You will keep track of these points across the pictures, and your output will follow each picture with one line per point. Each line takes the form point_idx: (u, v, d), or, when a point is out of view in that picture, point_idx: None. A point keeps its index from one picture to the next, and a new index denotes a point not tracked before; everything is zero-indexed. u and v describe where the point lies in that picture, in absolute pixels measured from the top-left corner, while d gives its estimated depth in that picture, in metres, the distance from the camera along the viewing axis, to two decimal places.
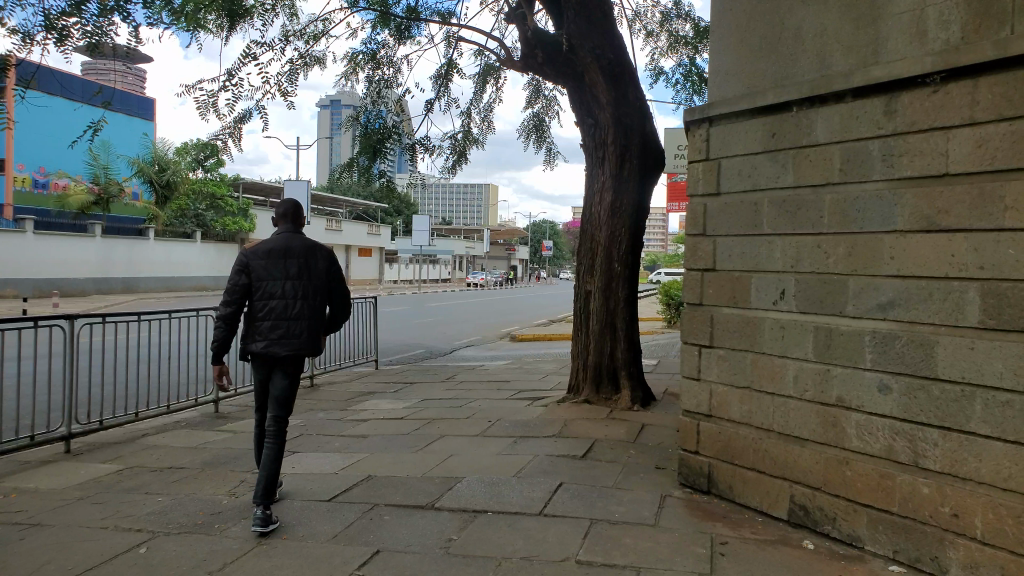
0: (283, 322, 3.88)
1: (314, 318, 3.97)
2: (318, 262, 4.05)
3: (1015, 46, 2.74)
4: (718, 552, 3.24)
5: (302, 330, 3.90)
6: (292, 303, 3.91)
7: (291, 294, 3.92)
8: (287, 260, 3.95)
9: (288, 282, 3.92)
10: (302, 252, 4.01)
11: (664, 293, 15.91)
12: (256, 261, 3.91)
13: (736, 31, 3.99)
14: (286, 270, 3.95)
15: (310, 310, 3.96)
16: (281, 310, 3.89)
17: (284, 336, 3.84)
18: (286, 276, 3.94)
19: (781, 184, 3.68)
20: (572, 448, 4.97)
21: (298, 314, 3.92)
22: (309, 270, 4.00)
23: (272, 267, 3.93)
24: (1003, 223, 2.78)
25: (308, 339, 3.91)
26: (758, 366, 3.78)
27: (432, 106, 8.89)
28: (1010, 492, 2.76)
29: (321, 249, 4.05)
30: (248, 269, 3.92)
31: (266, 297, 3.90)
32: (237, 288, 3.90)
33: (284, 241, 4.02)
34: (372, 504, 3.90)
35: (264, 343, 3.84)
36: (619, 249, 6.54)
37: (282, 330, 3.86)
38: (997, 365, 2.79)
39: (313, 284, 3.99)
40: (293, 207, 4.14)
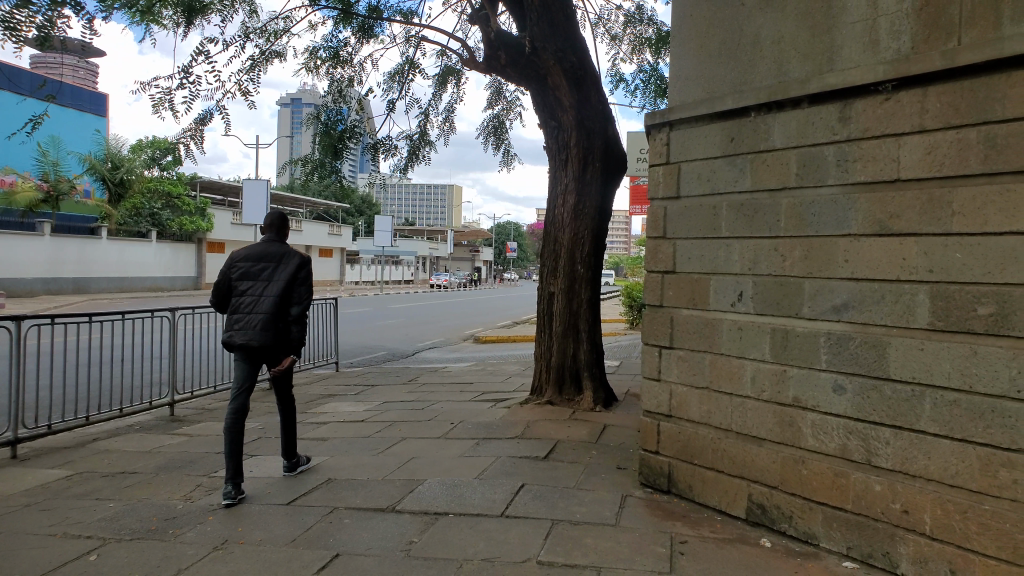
0: (246, 316, 4.21)
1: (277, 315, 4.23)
2: (289, 265, 4.33)
3: (961, 57, 2.82)
4: (678, 551, 3.28)
5: (262, 326, 4.20)
6: (255, 300, 4.23)
7: (256, 292, 4.25)
8: (259, 263, 4.31)
9: (254, 281, 4.27)
10: (276, 256, 4.35)
11: (625, 296, 16.12)
12: (233, 262, 4.33)
13: (696, 37, 4.04)
14: (258, 272, 4.31)
15: (273, 307, 4.22)
16: (247, 306, 4.23)
17: (243, 329, 4.18)
18: (257, 277, 4.30)
19: (739, 188, 3.74)
20: (534, 450, 4.99)
21: (261, 310, 4.22)
22: (279, 271, 4.31)
23: (247, 269, 4.33)
24: (950, 228, 2.87)
25: (265, 333, 4.18)
26: (716, 367, 3.84)
27: (394, 106, 8.83)
28: (957, 488, 2.85)
29: (292, 253, 4.32)
30: (228, 270, 4.36)
31: (237, 294, 4.29)
32: (219, 286, 4.36)
33: (264, 248, 4.40)
34: (330, 507, 3.87)
35: (228, 334, 4.21)
36: (582, 252, 6.57)
37: (243, 323, 4.20)
38: (945, 365, 2.87)
39: (278, 284, 4.27)
40: (277, 216, 4.49)
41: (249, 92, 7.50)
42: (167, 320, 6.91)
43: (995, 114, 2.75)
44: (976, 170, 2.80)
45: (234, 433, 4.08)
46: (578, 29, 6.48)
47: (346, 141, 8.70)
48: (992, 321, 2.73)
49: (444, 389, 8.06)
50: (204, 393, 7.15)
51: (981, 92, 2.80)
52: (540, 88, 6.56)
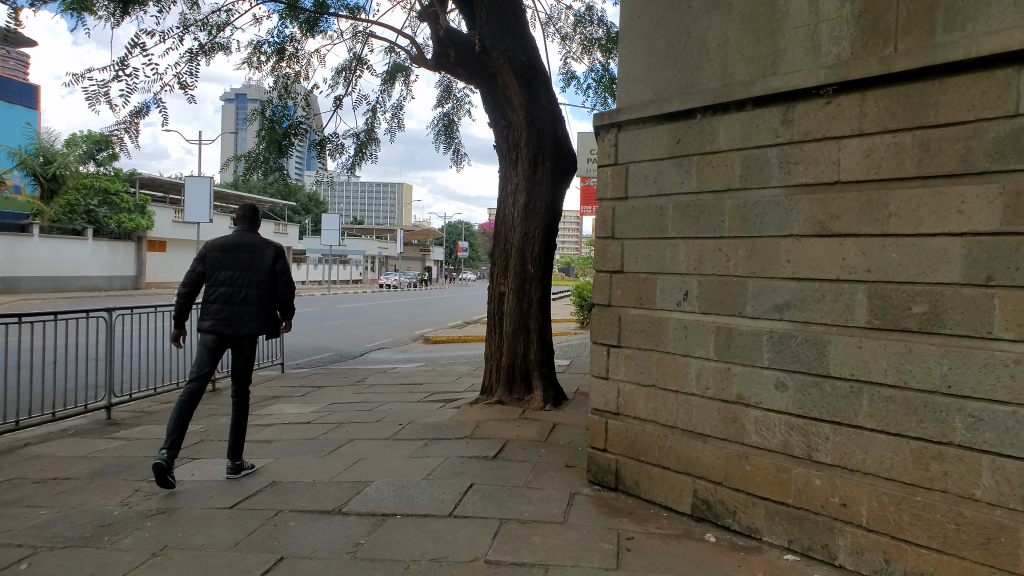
0: (229, 306, 4.56)
1: (258, 304, 4.62)
2: (266, 256, 4.70)
3: (897, 63, 2.91)
4: (625, 548, 3.31)
5: (245, 315, 4.57)
6: (236, 290, 4.59)
7: (237, 282, 4.60)
8: (237, 253, 4.63)
9: (235, 272, 4.61)
10: (252, 248, 4.68)
11: (576, 296, 16.23)
12: (210, 252, 4.60)
13: (644, 39, 4.09)
14: (237, 262, 4.64)
15: (255, 297, 4.62)
16: (227, 295, 4.58)
17: (226, 318, 4.53)
18: (236, 267, 4.63)
19: (685, 189, 3.79)
20: (483, 450, 4.98)
21: (243, 300, 4.59)
22: (256, 262, 4.67)
23: (224, 260, 4.63)
24: (887, 229, 2.96)
25: (248, 322, 4.57)
26: (662, 365, 3.90)
27: (341, 103, 8.73)
28: (892, 481, 2.95)
29: (268, 244, 4.67)
30: (203, 259, 4.61)
31: (215, 284, 4.59)
32: (193, 274, 4.61)
33: (238, 239, 4.71)
34: (275, 510, 3.80)
35: (210, 322, 4.53)
36: (532, 251, 6.58)
37: (225, 313, 4.54)
38: (881, 362, 2.97)
39: (258, 275, 4.65)
40: (247, 208, 4.77)
41: (188, 85, 7.31)
42: (103, 320, 6.70)
43: (929, 120, 2.85)
44: (911, 173, 2.89)
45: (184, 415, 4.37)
46: (528, 28, 6.50)
47: (291, 138, 8.54)
48: (926, 319, 2.83)
49: (393, 390, 7.98)
50: (142, 395, 6.95)
51: (915, 97, 2.89)
52: (490, 87, 6.57)
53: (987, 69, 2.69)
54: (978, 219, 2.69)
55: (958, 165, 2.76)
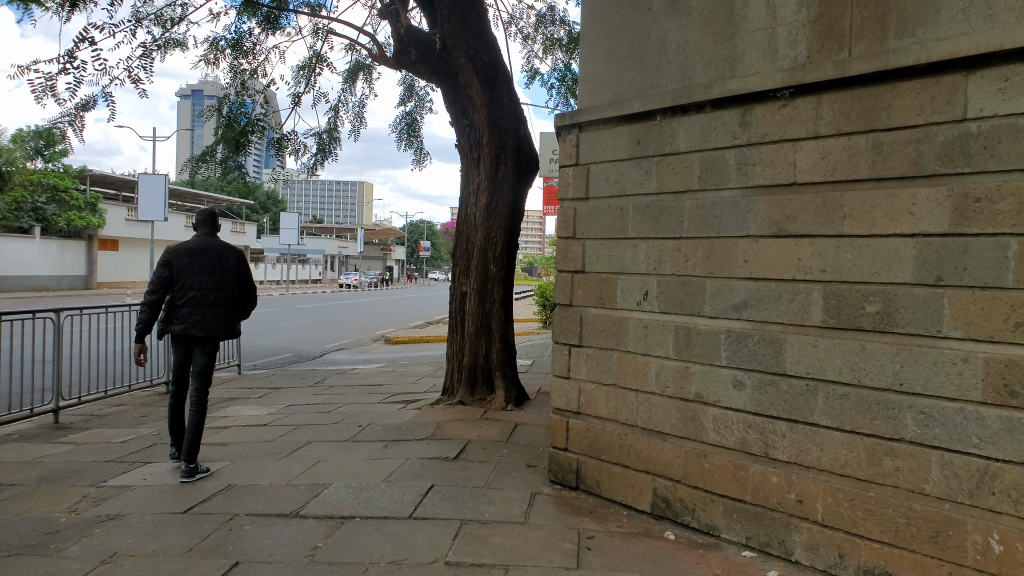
0: (200, 309, 4.55)
1: (225, 306, 4.65)
2: (230, 259, 4.74)
3: (851, 68, 2.97)
4: (585, 547, 3.32)
5: (215, 317, 4.58)
6: (205, 293, 4.60)
7: (205, 285, 4.60)
8: (204, 257, 4.64)
9: (203, 275, 4.61)
10: (217, 251, 4.70)
11: (539, 295, 16.26)
12: (177, 257, 4.59)
13: (604, 40, 4.11)
14: (203, 265, 4.64)
15: (223, 300, 4.64)
16: (197, 299, 4.57)
17: (199, 321, 4.52)
18: (203, 271, 4.63)
19: (645, 190, 3.82)
20: (444, 450, 4.95)
21: (212, 302, 4.60)
22: (222, 265, 4.70)
23: (190, 263, 4.62)
24: (842, 230, 3.01)
25: (218, 324, 4.59)
26: (622, 364, 3.92)
27: (300, 100, 8.60)
28: (846, 477, 3.00)
29: (233, 247, 4.72)
30: (170, 264, 4.59)
31: (184, 288, 4.58)
32: (160, 280, 4.56)
33: (203, 242, 4.70)
34: (231, 514, 3.73)
35: (182, 326, 4.51)
36: (495, 251, 6.56)
37: (197, 316, 4.53)
38: (836, 361, 3.02)
39: (225, 278, 4.69)
40: (209, 212, 4.79)
41: (140, 80, 7.12)
42: (51, 321, 6.51)
43: (881, 123, 2.91)
44: (865, 175, 2.95)
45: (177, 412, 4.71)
46: (489, 27, 6.48)
47: (249, 136, 8.39)
48: (878, 318, 2.89)
49: (352, 391, 7.90)
50: (93, 398, 6.77)
51: (869, 101, 2.95)
52: (452, 86, 6.53)
53: (937, 75, 2.75)
54: (928, 221, 2.75)
55: (909, 168, 2.82)
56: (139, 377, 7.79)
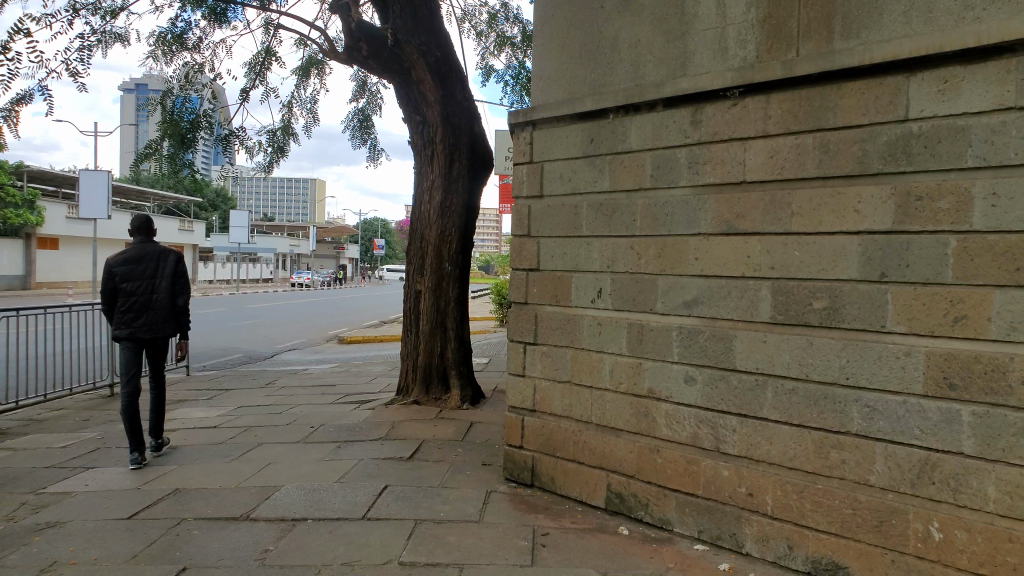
0: (144, 312, 4.77)
1: (168, 307, 4.87)
2: (167, 262, 4.94)
3: (798, 68, 3.02)
4: (539, 544, 3.32)
5: (158, 319, 4.81)
6: (147, 297, 4.81)
7: (147, 290, 4.82)
8: (142, 263, 4.86)
9: (143, 281, 4.83)
10: (154, 256, 4.92)
11: (494, 293, 16.29)
12: (116, 267, 4.80)
13: (557, 38, 4.12)
14: (142, 272, 4.87)
15: (166, 301, 4.86)
16: (140, 304, 4.79)
17: (144, 324, 4.75)
18: (143, 276, 4.86)
19: (598, 188, 3.84)
20: (398, 450, 4.91)
21: (154, 305, 4.82)
22: (160, 269, 4.91)
23: (130, 271, 4.84)
24: (790, 228, 3.07)
25: (163, 325, 4.82)
26: (576, 361, 3.94)
27: (249, 96, 8.42)
28: (795, 470, 3.06)
29: (170, 250, 4.94)
30: (110, 274, 4.80)
31: (127, 295, 4.79)
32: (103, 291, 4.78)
33: (140, 250, 4.91)
34: (177, 518, 3.64)
35: (128, 331, 4.72)
36: (449, 249, 6.53)
37: (141, 319, 4.76)
38: (785, 356, 3.08)
39: (165, 281, 4.90)
40: (144, 218, 4.97)
41: (79, 74, 6.87)
42: None
43: (828, 122, 2.97)
44: (812, 173, 3.01)
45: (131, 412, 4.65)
46: (441, 23, 6.45)
47: (195, 132, 8.17)
48: (825, 313, 2.95)
49: (304, 392, 7.79)
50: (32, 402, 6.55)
51: (815, 101, 3.01)
52: (404, 82, 6.46)
53: (880, 76, 2.82)
54: (873, 218, 2.82)
55: (855, 166, 2.89)
56: (81, 380, 7.56)
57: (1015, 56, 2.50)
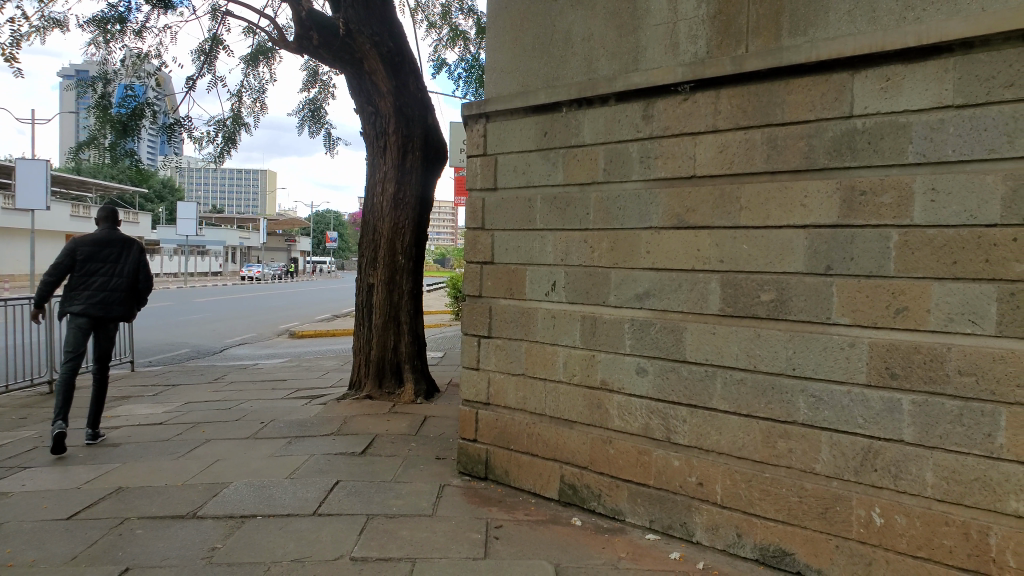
0: (102, 292, 5.17)
1: (125, 291, 5.29)
2: (132, 251, 5.42)
3: (747, 63, 3.06)
4: (492, 536, 3.32)
5: (116, 300, 5.23)
6: (108, 278, 5.22)
7: (108, 272, 5.24)
8: (108, 248, 5.29)
9: (107, 264, 5.25)
10: (120, 242, 5.36)
11: (450, 287, 16.25)
12: (82, 246, 5.17)
13: (510, 31, 4.11)
14: (106, 255, 5.28)
15: (124, 285, 5.29)
16: (100, 284, 5.18)
17: (100, 302, 5.14)
18: (106, 259, 5.28)
19: (553, 181, 3.84)
20: (350, 446, 4.85)
21: (114, 287, 5.23)
22: (124, 255, 5.36)
23: (94, 252, 5.24)
24: (738, 222, 3.12)
25: (118, 306, 5.24)
26: (531, 354, 3.94)
27: (195, 83, 8.18)
28: (744, 459, 3.12)
29: (137, 241, 5.42)
30: (73, 251, 5.16)
31: (87, 274, 5.17)
32: (61, 264, 5.10)
33: (107, 235, 5.35)
34: (120, 518, 3.53)
35: (83, 307, 5.08)
36: (402, 242, 6.47)
37: (98, 297, 5.14)
38: (734, 347, 3.13)
39: (126, 266, 5.35)
40: (113, 210, 5.46)
41: (13, 58, 6.57)
42: None
43: (776, 118, 3.02)
44: (761, 168, 3.06)
45: (67, 388, 4.97)
46: (394, 13, 6.39)
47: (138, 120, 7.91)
48: (773, 305, 3.01)
49: (254, 388, 7.64)
50: None
51: (764, 96, 3.06)
52: (355, 73, 6.36)
53: (826, 73, 2.88)
54: (819, 212, 2.88)
55: (802, 161, 2.94)
56: (18, 378, 7.28)
57: (953, 56, 2.58)
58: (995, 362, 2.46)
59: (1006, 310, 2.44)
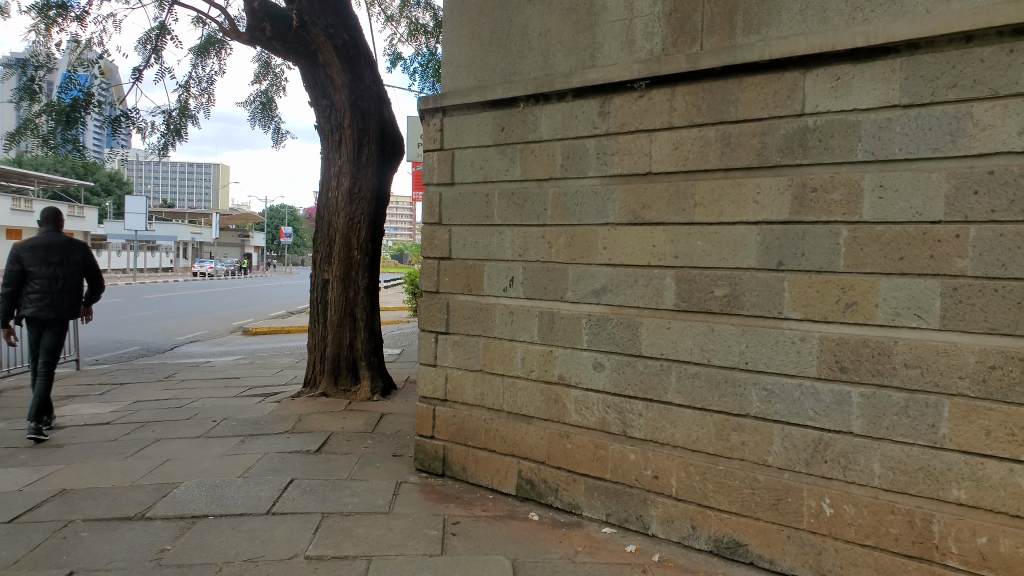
0: (48, 295, 5.04)
1: (71, 292, 5.17)
2: (75, 251, 5.32)
3: (701, 62, 3.10)
4: (450, 533, 3.31)
5: (64, 302, 5.10)
6: (53, 280, 5.10)
7: (53, 274, 5.13)
8: (51, 251, 5.17)
9: (50, 266, 5.13)
10: (63, 244, 5.25)
11: (407, 282, 16.17)
12: (24, 252, 5.05)
13: (467, 25, 4.09)
14: (50, 259, 5.15)
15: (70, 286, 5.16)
16: (46, 287, 5.06)
17: (47, 304, 5.01)
18: (51, 262, 5.15)
19: (510, 177, 3.83)
20: (305, 444, 4.79)
21: (60, 288, 5.10)
22: (68, 257, 5.25)
23: (39, 257, 5.12)
24: (693, 218, 3.15)
25: (65, 308, 5.11)
26: (489, 350, 3.93)
27: (142, 74, 7.95)
28: (698, 452, 3.16)
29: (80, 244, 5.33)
30: (18, 258, 5.05)
31: (32, 278, 5.05)
32: (9, 274, 5.02)
33: (49, 238, 5.22)
34: (64, 521, 3.43)
35: (32, 310, 4.99)
36: (358, 237, 6.40)
37: (45, 300, 5.02)
38: (688, 341, 3.16)
39: (72, 268, 5.25)
40: (56, 211, 5.33)
41: None
42: None
43: (730, 115, 3.05)
44: (714, 165, 3.10)
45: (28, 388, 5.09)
46: (348, 4, 6.30)
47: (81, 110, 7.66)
48: (726, 301, 3.05)
49: (206, 386, 7.48)
50: None
51: (717, 94, 3.10)
52: (310, 65, 6.27)
53: (778, 71, 2.92)
54: (771, 209, 2.93)
55: (755, 159, 2.99)
56: None
57: (900, 57, 2.64)
58: (938, 355, 2.53)
59: (949, 305, 2.51)
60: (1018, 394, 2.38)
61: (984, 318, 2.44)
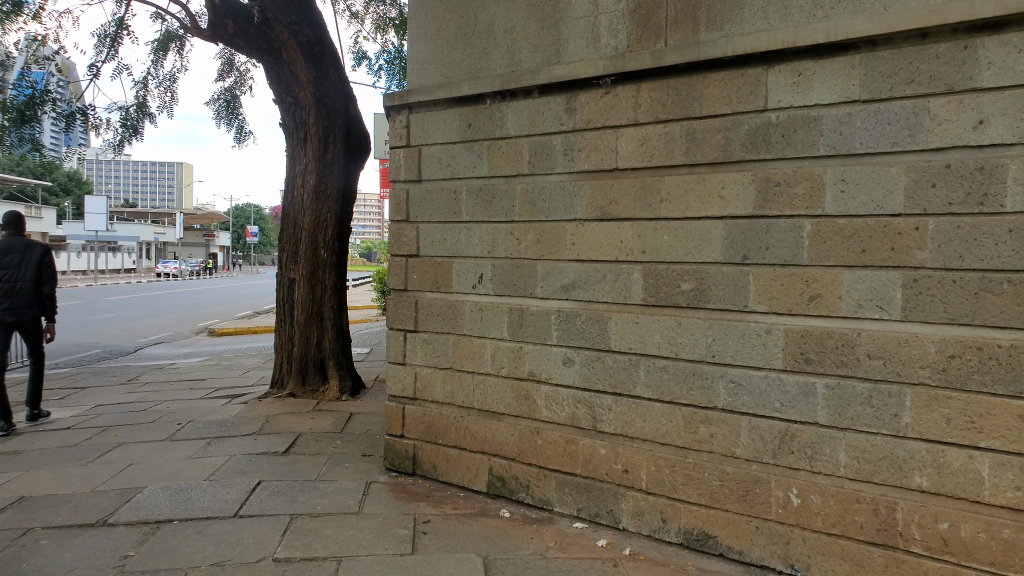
0: (7, 298, 5.01)
1: (31, 294, 5.11)
2: (34, 253, 5.22)
3: (665, 58, 3.11)
4: (421, 531, 3.29)
5: (24, 303, 5.06)
6: (11, 283, 5.05)
7: (10, 277, 5.07)
8: (8, 254, 5.12)
9: (7, 270, 5.07)
10: (20, 247, 5.18)
11: (376, 280, 16.08)
12: None
13: (432, 22, 4.07)
14: (8, 262, 5.11)
15: (29, 288, 5.10)
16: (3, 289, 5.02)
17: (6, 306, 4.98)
18: (8, 265, 5.10)
19: (477, 174, 3.82)
20: (273, 445, 4.73)
21: (18, 290, 5.06)
22: (25, 259, 5.16)
23: None
24: (660, 213, 3.17)
25: (26, 309, 5.06)
26: (458, 347, 3.91)
27: (100, 71, 7.78)
28: (668, 445, 3.18)
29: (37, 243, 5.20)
30: None
31: None
32: None
33: (6, 242, 5.17)
34: (22, 529, 3.34)
35: None
36: (324, 236, 6.34)
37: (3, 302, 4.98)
38: (656, 335, 3.18)
39: (30, 270, 5.15)
40: (15, 215, 5.28)
41: None
42: None
43: (694, 111, 3.08)
44: (680, 161, 3.12)
45: None
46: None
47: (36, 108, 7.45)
48: (693, 295, 3.07)
49: (170, 388, 7.36)
50: None
51: (682, 90, 3.12)
52: (274, 62, 6.19)
53: (741, 67, 2.95)
54: (735, 204, 2.96)
55: (719, 154, 3.01)
56: None
57: (859, 53, 2.68)
58: (900, 345, 2.58)
59: (910, 296, 2.56)
60: (976, 382, 2.43)
61: (943, 308, 2.49)
